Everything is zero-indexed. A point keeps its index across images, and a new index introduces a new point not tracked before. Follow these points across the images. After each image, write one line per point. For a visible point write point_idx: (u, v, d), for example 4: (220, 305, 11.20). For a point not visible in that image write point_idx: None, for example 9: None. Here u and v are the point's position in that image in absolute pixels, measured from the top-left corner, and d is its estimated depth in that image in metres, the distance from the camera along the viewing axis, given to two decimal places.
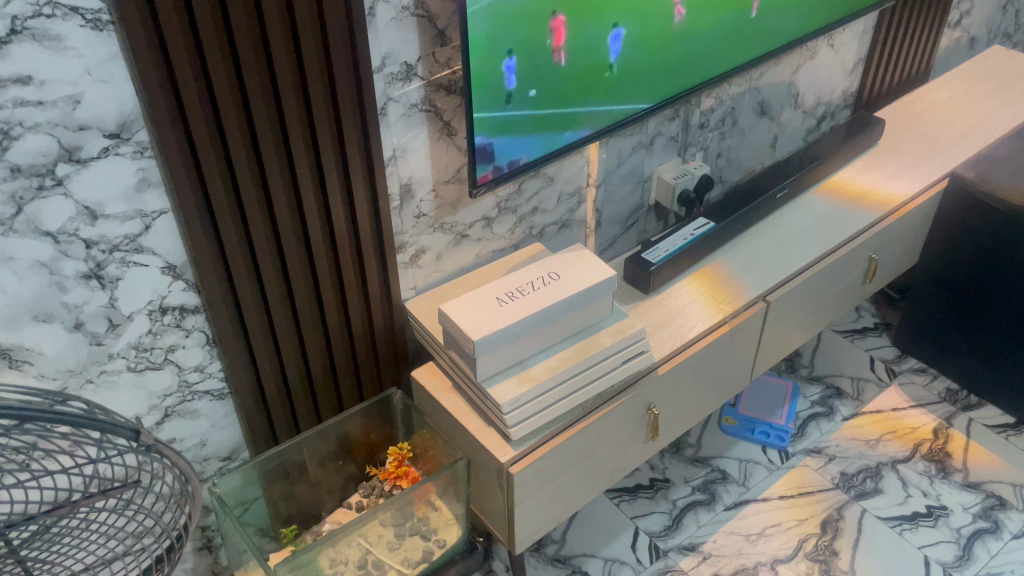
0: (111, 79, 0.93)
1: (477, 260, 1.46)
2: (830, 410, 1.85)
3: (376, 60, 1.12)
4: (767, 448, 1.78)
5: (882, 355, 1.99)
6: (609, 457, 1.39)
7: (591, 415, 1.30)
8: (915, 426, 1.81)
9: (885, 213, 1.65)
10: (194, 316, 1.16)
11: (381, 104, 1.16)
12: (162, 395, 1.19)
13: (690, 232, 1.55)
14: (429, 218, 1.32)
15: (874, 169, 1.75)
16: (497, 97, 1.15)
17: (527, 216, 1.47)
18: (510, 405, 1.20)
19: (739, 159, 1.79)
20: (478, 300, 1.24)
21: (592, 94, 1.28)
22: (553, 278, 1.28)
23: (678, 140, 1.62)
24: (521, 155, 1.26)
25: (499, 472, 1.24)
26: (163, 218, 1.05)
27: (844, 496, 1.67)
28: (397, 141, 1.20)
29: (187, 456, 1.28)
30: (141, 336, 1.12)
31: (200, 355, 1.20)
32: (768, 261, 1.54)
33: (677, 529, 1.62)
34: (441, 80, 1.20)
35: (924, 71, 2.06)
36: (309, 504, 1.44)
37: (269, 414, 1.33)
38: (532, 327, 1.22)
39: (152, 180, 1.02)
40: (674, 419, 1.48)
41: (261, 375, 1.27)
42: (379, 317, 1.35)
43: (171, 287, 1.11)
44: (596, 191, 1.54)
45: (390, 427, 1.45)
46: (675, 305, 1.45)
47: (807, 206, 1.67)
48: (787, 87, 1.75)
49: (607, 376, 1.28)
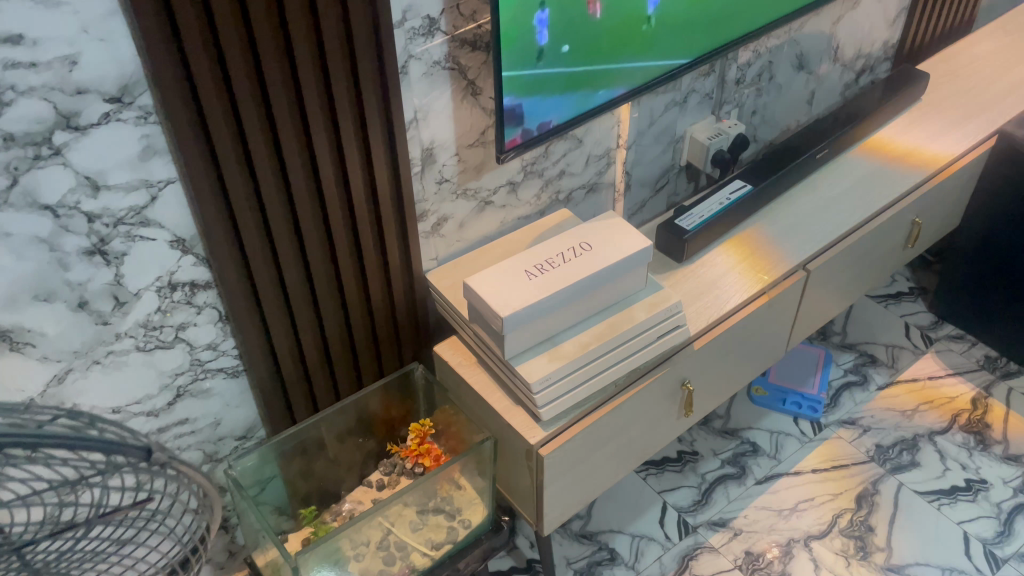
0: (111, 38, 0.85)
1: (502, 227, 1.38)
2: (863, 379, 1.78)
3: (397, 14, 1.03)
4: (799, 419, 1.71)
5: (917, 321, 1.91)
6: (641, 435, 1.33)
7: (624, 393, 1.23)
8: (953, 396, 1.74)
9: (930, 174, 1.56)
10: (205, 292, 1.08)
11: (402, 62, 1.07)
12: (173, 374, 1.12)
13: (725, 197, 1.46)
14: (452, 183, 1.25)
15: (917, 126, 1.66)
16: (527, 54, 1.06)
17: (553, 180, 1.38)
18: (540, 384, 1.14)
19: (774, 116, 1.69)
20: (505, 272, 1.17)
21: (628, 48, 1.18)
22: (586, 249, 1.20)
23: (713, 98, 1.52)
24: (551, 117, 1.16)
25: (529, 455, 1.18)
26: (170, 188, 0.98)
27: (880, 469, 1.61)
28: (418, 102, 1.13)
29: (201, 437, 1.21)
30: (150, 313, 1.05)
31: (213, 332, 1.12)
32: (807, 226, 1.46)
33: (707, 503, 1.57)
34: (466, 35, 1.12)
35: (967, 23, 1.95)
36: (328, 482, 1.38)
37: (286, 393, 1.26)
38: (564, 301, 1.16)
39: (157, 148, 0.95)
40: (709, 394, 1.41)
41: (277, 350, 1.19)
42: (400, 288, 1.27)
43: (180, 261, 1.04)
44: (627, 152, 1.45)
45: (411, 401, 1.39)
46: (711, 275, 1.38)
47: (848, 166, 1.59)
48: (827, 39, 1.65)
49: (642, 352, 1.22)
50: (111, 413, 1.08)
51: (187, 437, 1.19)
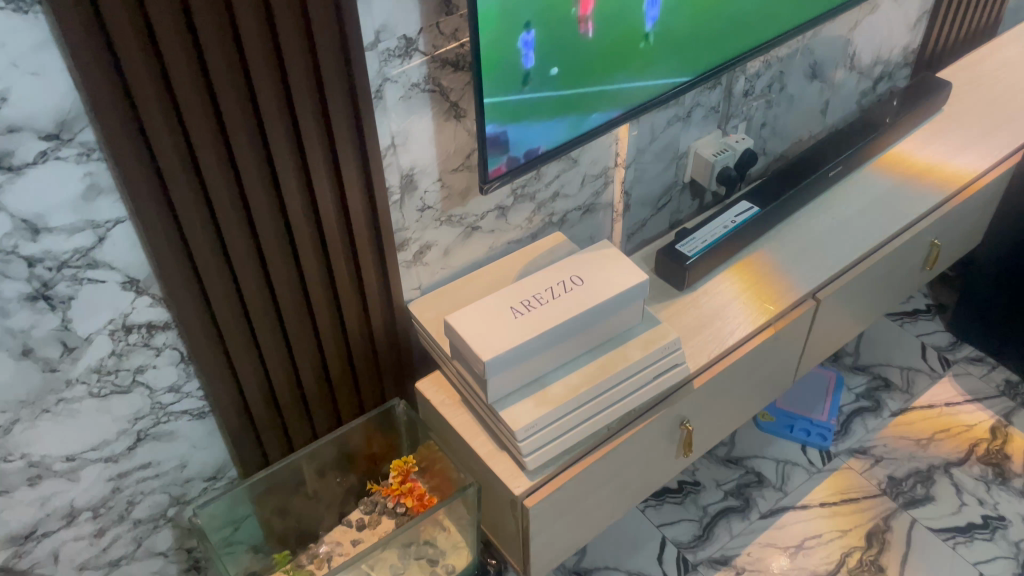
0: (45, 71, 0.77)
1: (491, 253, 1.29)
2: (876, 405, 1.70)
3: (369, 35, 0.94)
4: (807, 447, 1.63)
5: (934, 341, 1.82)
6: (637, 477, 1.25)
7: (617, 437, 1.15)
8: (971, 424, 1.65)
9: (951, 193, 1.46)
10: (163, 334, 1.01)
11: (377, 86, 0.99)
12: (131, 419, 1.05)
13: (730, 219, 1.37)
14: (435, 211, 1.16)
15: (938, 140, 1.56)
16: (511, 79, 0.97)
17: (546, 203, 1.29)
18: (524, 432, 1.06)
19: (785, 127, 1.60)
20: (489, 309, 1.09)
21: (623, 67, 1.09)
22: (576, 284, 1.12)
23: (719, 111, 1.43)
24: (540, 143, 1.08)
25: (513, 505, 1.10)
26: (119, 228, 0.90)
27: (892, 503, 1.53)
28: (396, 127, 1.04)
29: (164, 481, 1.14)
30: (104, 358, 0.98)
31: (174, 374, 1.05)
32: (818, 251, 1.37)
33: (708, 539, 1.49)
34: (447, 55, 1.03)
35: (993, 26, 1.84)
36: (306, 519, 1.31)
37: (257, 431, 1.19)
38: (552, 341, 1.07)
39: (103, 186, 0.87)
40: (710, 430, 1.32)
41: (244, 389, 1.12)
42: (379, 320, 1.20)
43: (134, 303, 0.96)
44: (626, 171, 1.36)
45: (394, 436, 1.32)
46: (713, 305, 1.29)
47: (863, 184, 1.49)
48: (843, 45, 1.55)
49: (637, 394, 1.14)
50: (65, 461, 1.02)
51: (151, 480, 1.12)
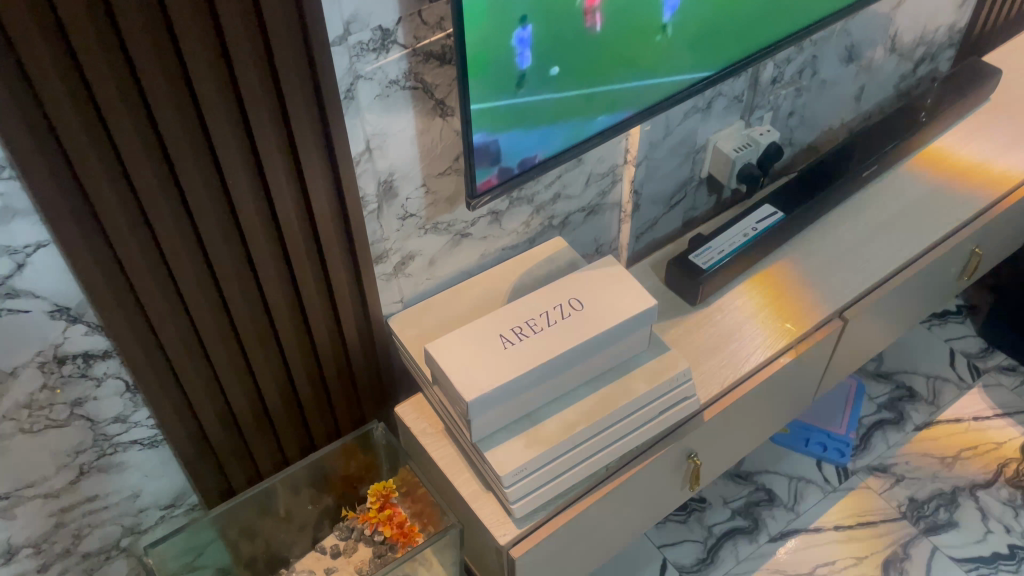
0: None
1: (483, 260, 1.16)
2: (899, 417, 1.58)
3: (336, 27, 0.79)
4: (823, 462, 1.52)
5: (964, 347, 1.69)
6: (638, 514, 1.13)
7: (615, 477, 1.04)
8: (1000, 442, 1.53)
9: (996, 198, 1.31)
10: (104, 362, 0.90)
11: (347, 84, 0.83)
12: (72, 452, 0.94)
13: (750, 226, 1.24)
14: (418, 218, 1.02)
15: (984, 135, 1.41)
16: (504, 81, 0.83)
17: (546, 205, 1.15)
18: (511, 478, 0.94)
19: (815, 116, 1.44)
20: (476, 338, 0.96)
21: (636, 64, 0.94)
22: (575, 308, 0.99)
23: (743, 100, 1.28)
24: (536, 151, 0.94)
25: (498, 554, 0.99)
26: (41, 252, 0.78)
27: (912, 528, 1.42)
28: (371, 130, 0.89)
29: (115, 512, 1.03)
30: (35, 392, 0.86)
31: (120, 405, 0.94)
32: (847, 262, 1.23)
33: (712, 563, 1.39)
34: (432, 47, 0.87)
35: None
36: (277, 542, 1.21)
37: (218, 457, 1.08)
38: (546, 375, 0.95)
39: (17, 208, 0.74)
40: (720, 460, 1.20)
41: (200, 416, 1.01)
42: (353, 338, 1.08)
43: (66, 332, 0.84)
44: (636, 169, 1.22)
45: (372, 456, 1.21)
46: (728, 324, 1.16)
47: (899, 184, 1.34)
48: (884, 26, 1.38)
49: (639, 432, 1.02)
50: None
51: (99, 513, 1.02)
